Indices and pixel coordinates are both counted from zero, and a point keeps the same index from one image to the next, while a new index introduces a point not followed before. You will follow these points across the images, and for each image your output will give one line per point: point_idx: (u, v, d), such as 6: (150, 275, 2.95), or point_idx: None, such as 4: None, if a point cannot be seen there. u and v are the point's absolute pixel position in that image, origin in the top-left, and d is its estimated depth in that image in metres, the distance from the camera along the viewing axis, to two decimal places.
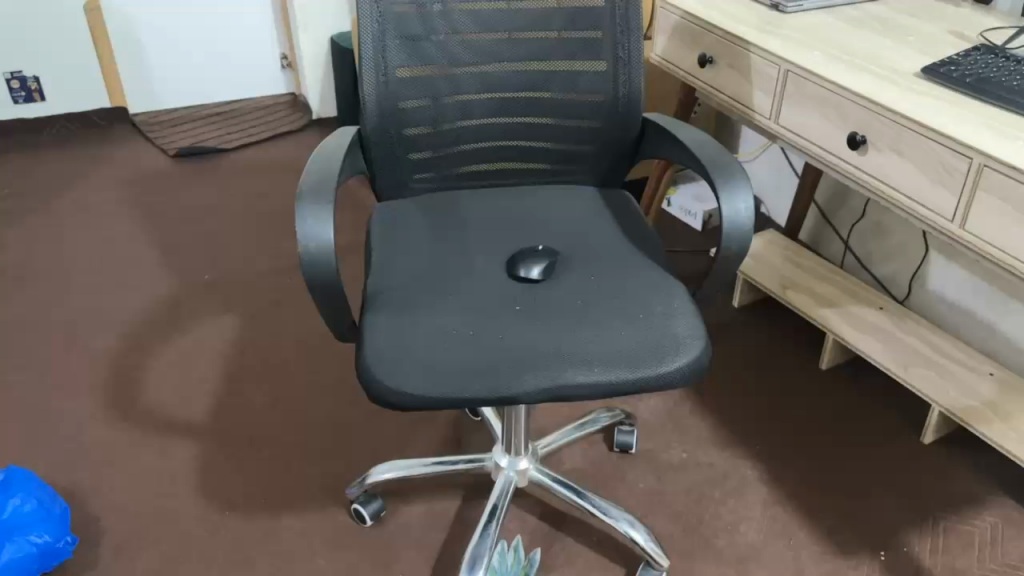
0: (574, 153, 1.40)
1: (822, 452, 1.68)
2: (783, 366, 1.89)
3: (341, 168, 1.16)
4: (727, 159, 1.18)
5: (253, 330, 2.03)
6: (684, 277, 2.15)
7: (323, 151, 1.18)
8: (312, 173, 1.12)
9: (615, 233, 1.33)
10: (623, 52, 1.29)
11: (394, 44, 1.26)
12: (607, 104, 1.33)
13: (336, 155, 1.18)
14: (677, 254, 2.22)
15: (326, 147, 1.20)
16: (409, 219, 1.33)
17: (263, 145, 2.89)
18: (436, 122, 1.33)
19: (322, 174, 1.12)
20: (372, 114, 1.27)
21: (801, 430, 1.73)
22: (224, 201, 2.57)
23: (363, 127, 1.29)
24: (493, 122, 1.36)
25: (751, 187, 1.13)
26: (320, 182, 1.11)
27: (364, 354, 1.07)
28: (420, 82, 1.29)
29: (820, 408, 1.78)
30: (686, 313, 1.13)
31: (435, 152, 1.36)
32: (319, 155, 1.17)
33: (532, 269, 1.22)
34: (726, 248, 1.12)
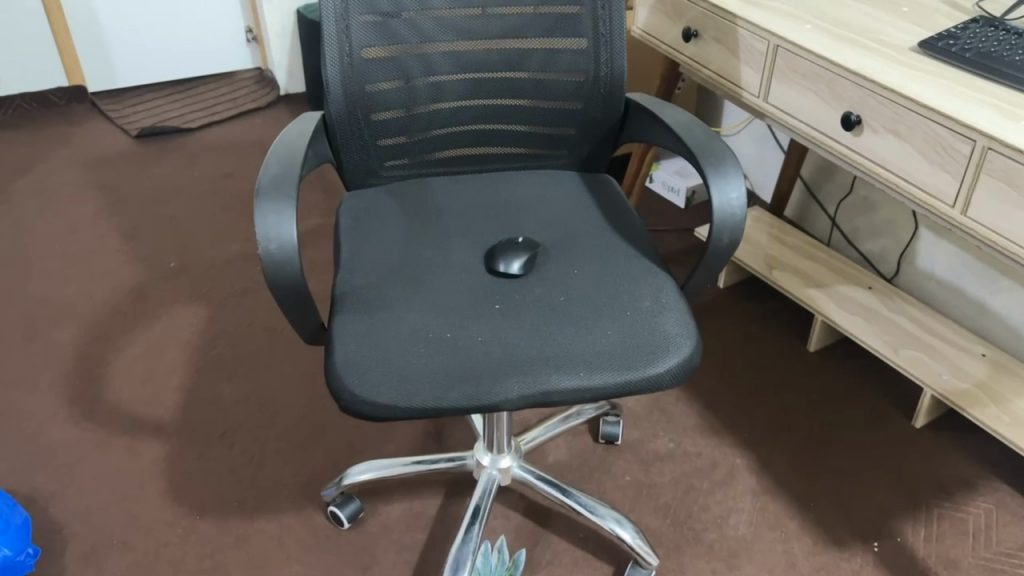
0: (553, 136, 1.32)
1: (813, 436, 1.62)
2: (770, 348, 1.83)
3: (304, 160, 1.08)
4: (717, 143, 1.11)
5: (222, 320, 1.95)
6: (668, 257, 2.09)
7: (283, 140, 1.10)
8: (272, 166, 1.04)
9: (598, 221, 1.26)
10: (605, 28, 1.21)
11: (360, 22, 1.17)
12: (588, 84, 1.25)
13: (299, 145, 1.09)
14: (661, 234, 2.16)
15: (286, 136, 1.11)
16: (380, 209, 1.25)
17: (229, 123, 2.78)
18: (407, 105, 1.25)
19: (283, 166, 1.04)
20: (337, 97, 1.19)
21: (791, 414, 1.68)
22: (188, 183, 2.46)
23: (327, 112, 1.20)
24: (467, 104, 1.28)
25: (743, 174, 1.06)
26: (281, 176, 1.02)
27: (333, 360, 1.00)
28: (388, 64, 1.21)
29: (809, 390, 1.73)
30: (677, 309, 1.07)
31: (406, 137, 1.28)
32: (278, 145, 1.08)
33: (511, 263, 1.15)
34: (719, 239, 1.06)
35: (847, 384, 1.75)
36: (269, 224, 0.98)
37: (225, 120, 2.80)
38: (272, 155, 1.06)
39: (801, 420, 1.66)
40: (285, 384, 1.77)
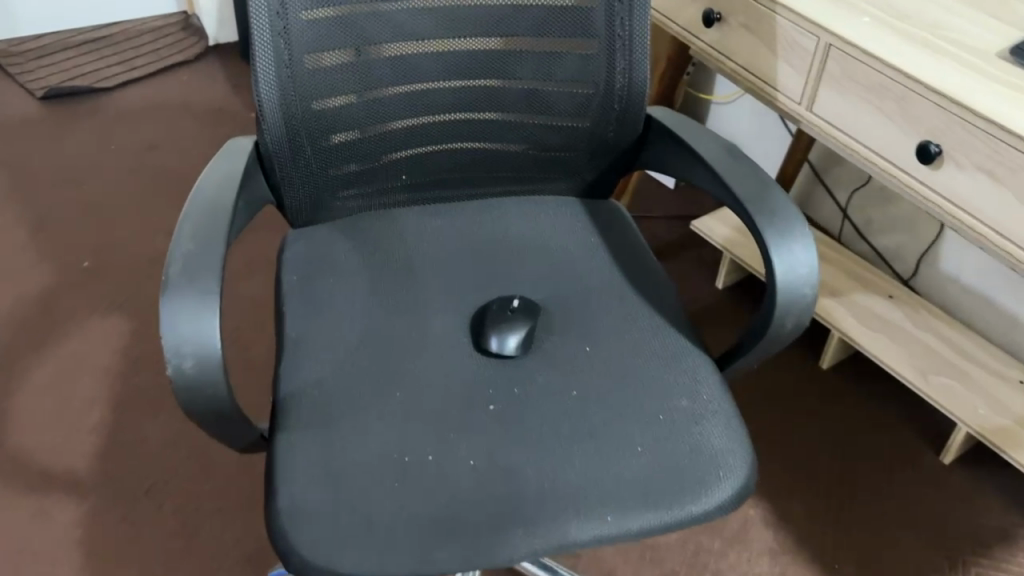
0: (552, 157, 1.05)
1: (833, 479, 1.45)
2: (778, 365, 1.63)
3: (233, 222, 0.80)
4: (773, 190, 0.86)
5: (148, 335, 1.66)
6: (660, 250, 1.86)
7: (200, 195, 0.81)
8: (185, 239, 0.75)
9: (610, 271, 1.00)
10: (623, 28, 0.94)
11: (303, 19, 0.87)
12: (598, 98, 0.98)
13: (224, 200, 0.81)
14: (652, 222, 1.92)
15: (202, 187, 0.82)
16: (338, 260, 0.98)
17: (152, 80, 2.42)
18: (366, 124, 0.97)
19: (201, 239, 0.76)
20: (274, 121, 0.90)
21: (806, 450, 1.49)
22: (104, 157, 2.13)
23: (262, 137, 0.92)
24: (442, 119, 1.01)
25: (810, 237, 0.82)
26: (199, 255, 0.74)
27: (279, 503, 0.75)
28: (341, 73, 0.92)
29: (824, 420, 1.54)
30: (723, 413, 0.84)
31: (364, 161, 1.00)
32: (193, 205, 0.80)
33: (507, 338, 0.91)
34: (781, 325, 0.82)
35: (864, 410, 1.56)
36: (186, 333, 0.70)
37: (147, 76, 2.43)
38: (184, 222, 0.77)
39: (818, 458, 1.48)
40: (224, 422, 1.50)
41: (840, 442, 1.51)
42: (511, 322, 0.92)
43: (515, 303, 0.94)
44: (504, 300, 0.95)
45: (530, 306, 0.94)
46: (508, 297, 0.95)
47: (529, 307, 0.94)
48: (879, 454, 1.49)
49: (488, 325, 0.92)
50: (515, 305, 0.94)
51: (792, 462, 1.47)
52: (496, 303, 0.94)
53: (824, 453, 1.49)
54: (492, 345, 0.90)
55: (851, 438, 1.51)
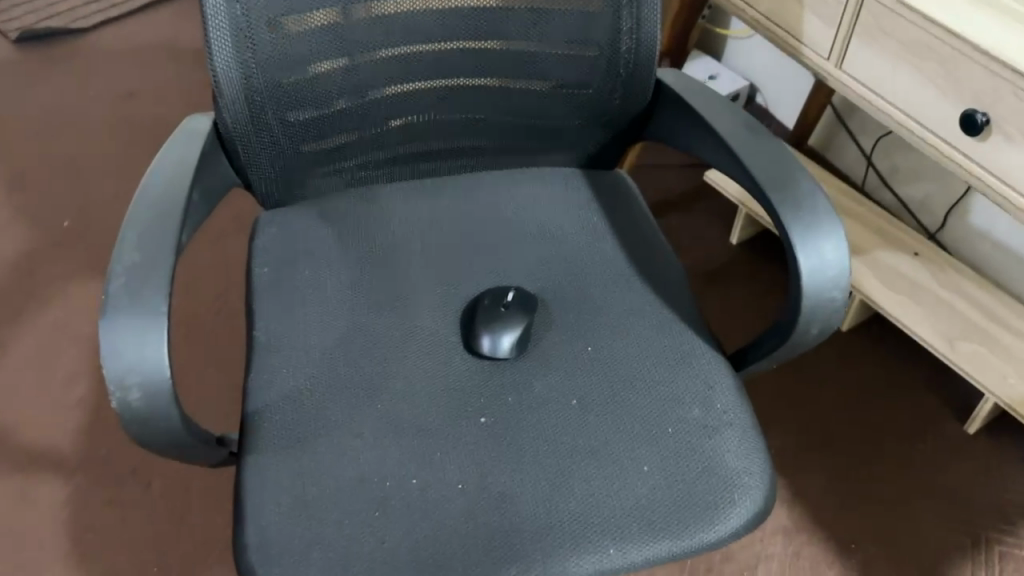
0: (551, 125, 0.95)
1: (851, 450, 1.37)
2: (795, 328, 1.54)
3: (185, 224, 0.71)
4: (800, 172, 0.75)
5: None
6: (672, 202, 1.75)
7: (146, 193, 0.71)
8: (126, 251, 0.66)
9: (614, 255, 0.91)
10: None
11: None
12: (601, 61, 0.87)
13: (174, 199, 0.71)
14: (663, 172, 1.81)
15: (149, 183, 0.73)
16: (313, 249, 0.89)
17: (132, 18, 2.28)
18: (341, 95, 0.86)
19: (142, 249, 0.66)
20: (232, 94, 0.80)
21: (822, 420, 1.41)
22: (82, 106, 2.01)
23: (220, 113, 0.81)
24: (428, 87, 0.89)
25: (840, 230, 0.72)
26: (140, 269, 0.65)
27: (246, 539, 0.68)
28: (309, 39, 0.81)
29: (843, 387, 1.46)
30: (738, 425, 0.76)
31: (340, 135, 0.90)
32: (137, 206, 0.70)
33: (501, 337, 0.82)
34: (804, 331, 0.73)
35: (885, 375, 1.47)
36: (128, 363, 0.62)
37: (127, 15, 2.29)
38: (124, 229, 0.68)
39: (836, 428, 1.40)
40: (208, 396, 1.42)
41: (859, 411, 1.43)
42: (504, 322, 0.83)
43: (507, 300, 0.84)
44: (499, 292, 0.85)
45: (521, 308, 0.84)
46: (504, 290, 0.85)
47: (522, 307, 0.84)
48: (899, 424, 1.41)
49: (479, 323, 0.83)
50: (506, 308, 0.84)
51: (807, 433, 1.40)
52: (488, 299, 0.84)
53: (841, 422, 1.41)
54: (484, 346, 0.82)
55: (870, 405, 1.44)
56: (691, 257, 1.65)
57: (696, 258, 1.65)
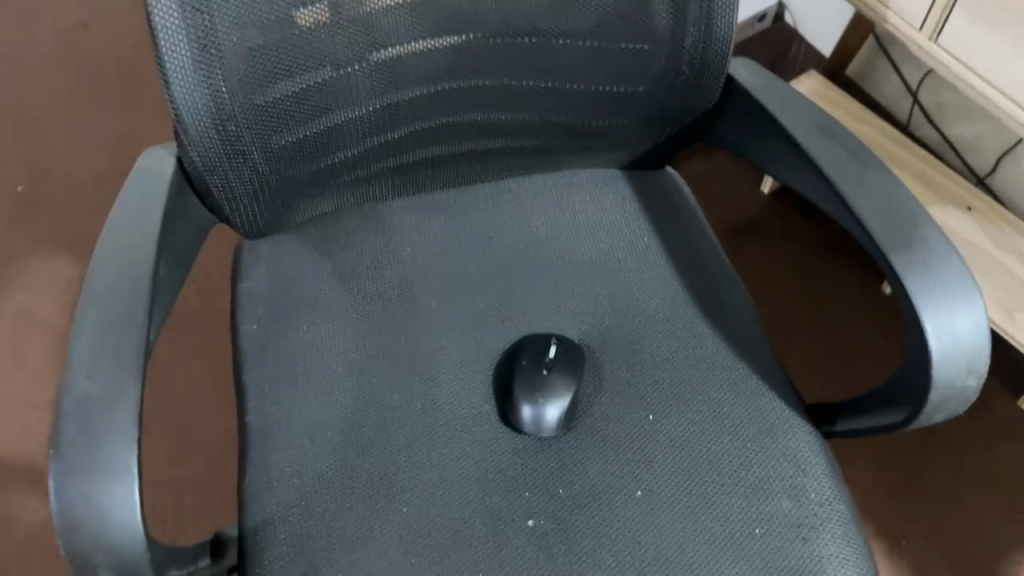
0: (596, 127, 0.77)
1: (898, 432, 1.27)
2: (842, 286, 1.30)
3: (156, 321, 0.57)
4: (923, 219, 0.60)
5: None
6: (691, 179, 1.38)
7: (97, 283, 0.56)
8: (78, 378, 0.52)
9: (671, 285, 0.76)
10: None
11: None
12: (661, 56, 0.70)
13: (135, 287, 0.56)
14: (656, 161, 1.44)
15: (100, 265, 0.57)
16: (309, 294, 0.73)
17: None
18: (337, 107, 0.68)
19: (100, 377, 0.52)
20: (196, 116, 0.62)
21: None
22: None
23: (183, 139, 0.64)
24: (446, 88, 0.71)
25: (979, 298, 0.58)
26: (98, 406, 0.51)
27: None
28: (294, 46, 0.63)
29: None
30: (836, 521, 0.64)
31: (337, 151, 0.72)
32: (86, 304, 0.55)
33: (546, 407, 0.68)
34: (925, 418, 0.61)
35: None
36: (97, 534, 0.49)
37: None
38: (73, 343, 0.53)
39: None
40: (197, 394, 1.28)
41: None
42: (547, 387, 0.68)
43: (548, 360, 0.70)
44: (540, 342, 0.71)
45: (565, 371, 0.69)
46: (545, 339, 0.71)
47: (567, 369, 0.69)
48: None
49: (514, 386, 0.69)
50: (548, 370, 0.69)
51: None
52: (525, 359, 0.70)
53: None
54: (525, 417, 0.68)
55: None
56: (723, 208, 1.36)
57: (728, 208, 1.36)
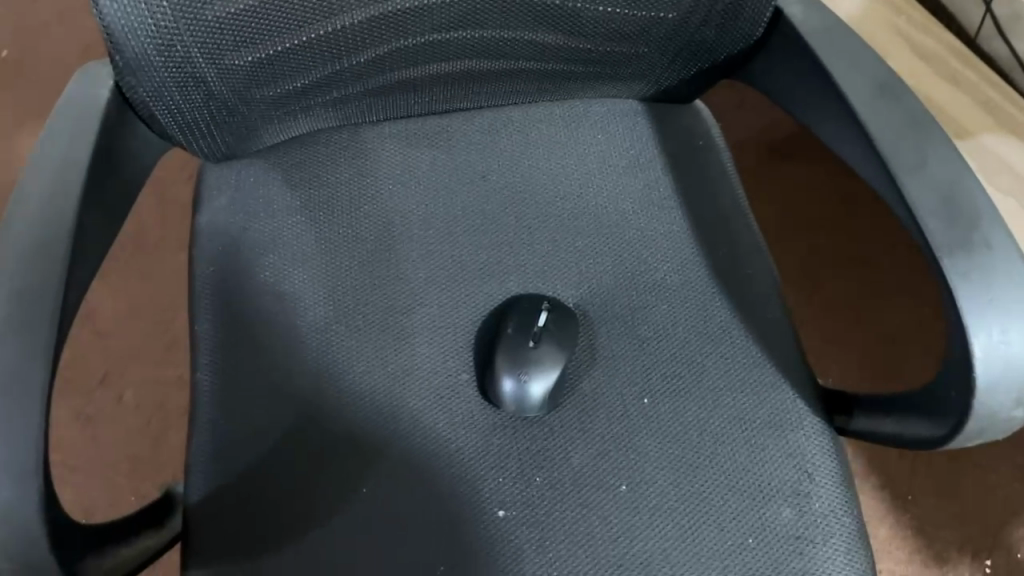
0: (616, 56, 0.66)
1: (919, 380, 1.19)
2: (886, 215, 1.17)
3: (73, 290, 0.50)
4: (988, 217, 0.50)
5: None
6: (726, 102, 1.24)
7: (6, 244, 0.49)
8: None
9: (684, 246, 0.67)
10: None
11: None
12: None
13: (50, 254, 0.49)
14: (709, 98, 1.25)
15: (13, 223, 0.50)
16: (276, 235, 0.66)
17: None
18: (304, 23, 0.57)
19: None
20: (129, 33, 0.52)
21: None
22: None
23: (118, 56, 0.54)
24: (439, 5, 0.59)
25: None
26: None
27: None
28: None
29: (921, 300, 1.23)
30: (840, 536, 0.58)
31: (308, 71, 0.61)
32: None
33: (530, 383, 0.60)
34: (958, 442, 0.53)
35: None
36: None
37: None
38: None
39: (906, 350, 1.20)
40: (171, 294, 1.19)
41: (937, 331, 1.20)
42: (532, 361, 0.61)
43: (536, 331, 0.62)
44: (530, 306, 0.63)
45: (555, 344, 0.62)
46: (537, 300, 0.64)
47: (557, 341, 0.62)
48: None
49: (496, 357, 0.62)
50: (536, 343, 0.61)
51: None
52: (512, 327, 0.62)
53: None
54: (506, 392, 0.61)
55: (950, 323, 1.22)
56: (756, 123, 1.23)
57: (762, 122, 1.23)
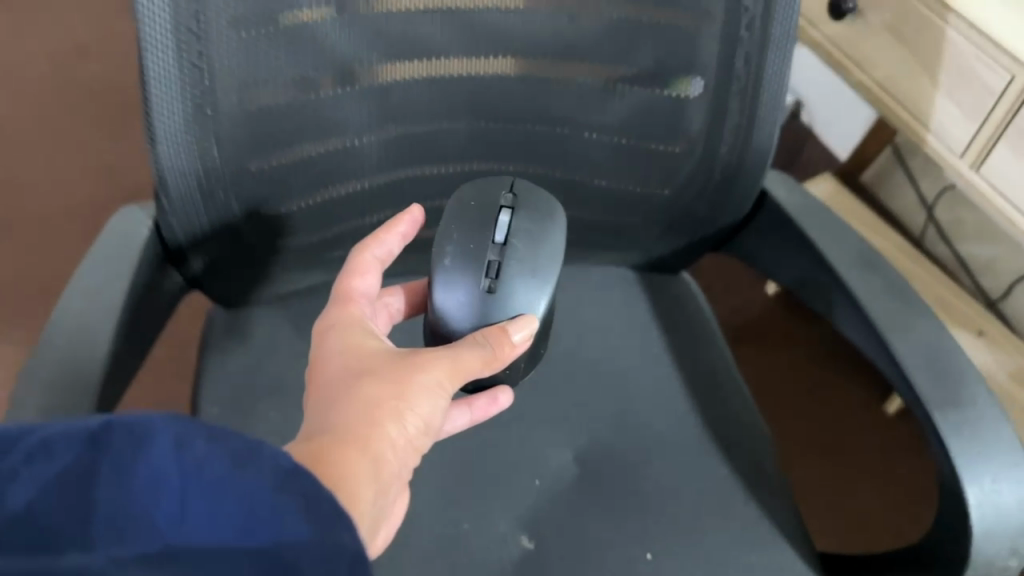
0: (615, 226, 0.72)
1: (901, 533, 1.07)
2: (851, 397, 1.20)
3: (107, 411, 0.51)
4: (961, 364, 0.54)
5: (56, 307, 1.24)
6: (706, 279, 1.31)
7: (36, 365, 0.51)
8: None
9: (680, 405, 0.70)
10: (743, 80, 0.59)
11: (230, 18, 0.51)
12: (692, 163, 0.65)
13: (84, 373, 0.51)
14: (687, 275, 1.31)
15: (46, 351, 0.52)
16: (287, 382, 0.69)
17: None
18: (336, 181, 0.64)
19: None
20: (176, 184, 0.57)
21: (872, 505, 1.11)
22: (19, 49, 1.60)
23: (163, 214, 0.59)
24: (445, 171, 0.67)
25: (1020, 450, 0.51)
26: None
27: None
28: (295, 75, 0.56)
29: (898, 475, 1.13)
30: None
31: (331, 227, 0.67)
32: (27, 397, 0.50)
33: (468, 293, 0.55)
34: None
35: None
36: None
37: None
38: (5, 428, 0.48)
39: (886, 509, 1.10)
40: (162, 402, 1.10)
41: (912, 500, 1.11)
42: (481, 301, 0.55)
43: (498, 246, 0.56)
44: (489, 220, 0.57)
45: (516, 273, 0.55)
46: (498, 193, 0.58)
47: (514, 268, 0.55)
48: None
49: (436, 288, 0.56)
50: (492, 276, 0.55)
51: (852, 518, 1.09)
52: (454, 256, 0.56)
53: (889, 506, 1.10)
54: (446, 296, 0.56)
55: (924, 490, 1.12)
56: (729, 304, 1.29)
57: (734, 305, 1.28)
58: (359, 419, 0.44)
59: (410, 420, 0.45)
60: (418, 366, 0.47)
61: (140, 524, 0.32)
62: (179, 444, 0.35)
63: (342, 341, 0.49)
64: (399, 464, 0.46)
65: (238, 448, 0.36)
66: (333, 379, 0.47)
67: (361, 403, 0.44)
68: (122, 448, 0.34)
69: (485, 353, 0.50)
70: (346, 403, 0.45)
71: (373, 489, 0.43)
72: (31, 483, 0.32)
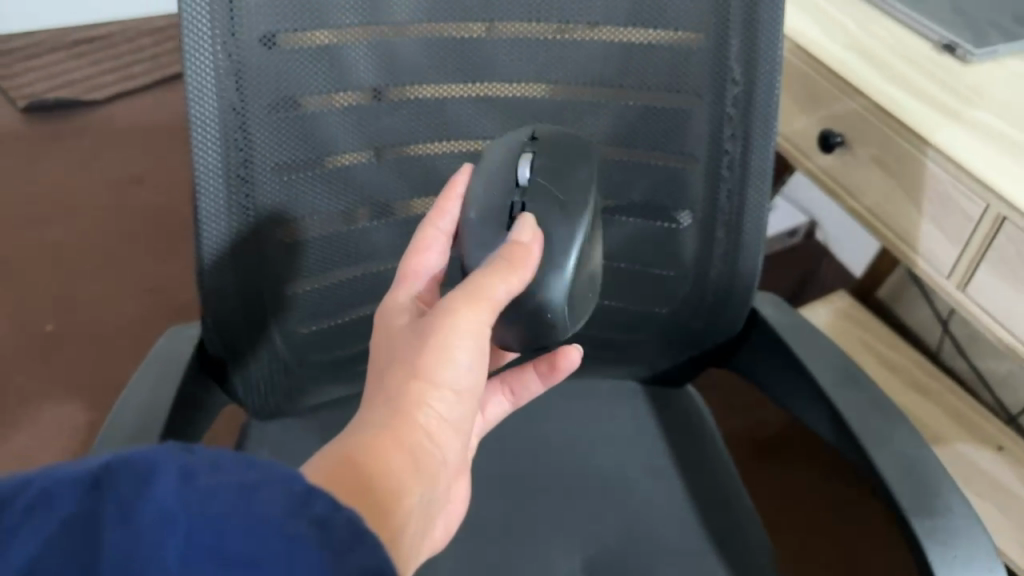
0: (619, 342, 0.77)
1: None
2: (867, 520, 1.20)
3: None
4: (936, 474, 0.57)
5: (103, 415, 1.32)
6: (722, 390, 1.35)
7: None
8: None
9: (682, 514, 0.73)
10: (726, 211, 0.66)
11: (275, 165, 0.59)
12: (685, 285, 0.71)
13: None
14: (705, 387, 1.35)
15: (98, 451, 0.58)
16: None
17: (138, 98, 1.97)
18: (362, 303, 0.71)
19: None
20: (221, 308, 0.63)
21: None
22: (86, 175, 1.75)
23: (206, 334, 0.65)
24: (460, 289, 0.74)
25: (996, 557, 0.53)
26: None
27: None
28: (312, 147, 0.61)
29: None
30: None
31: (357, 346, 0.74)
32: None
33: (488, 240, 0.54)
34: None
35: None
36: None
37: (135, 66, 2.03)
38: None
39: None
40: None
41: None
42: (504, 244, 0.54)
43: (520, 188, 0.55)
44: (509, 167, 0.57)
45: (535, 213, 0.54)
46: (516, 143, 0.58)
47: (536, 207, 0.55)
48: None
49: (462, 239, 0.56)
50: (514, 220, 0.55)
51: None
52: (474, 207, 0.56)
53: None
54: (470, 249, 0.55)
55: None
56: (746, 419, 1.31)
57: (751, 420, 1.31)
58: (393, 412, 0.45)
59: (440, 397, 0.47)
60: (442, 334, 0.47)
61: (145, 569, 0.29)
62: (185, 484, 0.32)
63: (391, 311, 0.52)
64: (440, 452, 0.47)
65: (241, 480, 0.33)
66: (378, 364, 0.49)
67: (395, 387, 0.46)
68: (120, 490, 0.30)
69: (504, 268, 0.50)
70: (384, 390, 0.47)
71: (414, 477, 0.44)
72: (31, 538, 0.29)
